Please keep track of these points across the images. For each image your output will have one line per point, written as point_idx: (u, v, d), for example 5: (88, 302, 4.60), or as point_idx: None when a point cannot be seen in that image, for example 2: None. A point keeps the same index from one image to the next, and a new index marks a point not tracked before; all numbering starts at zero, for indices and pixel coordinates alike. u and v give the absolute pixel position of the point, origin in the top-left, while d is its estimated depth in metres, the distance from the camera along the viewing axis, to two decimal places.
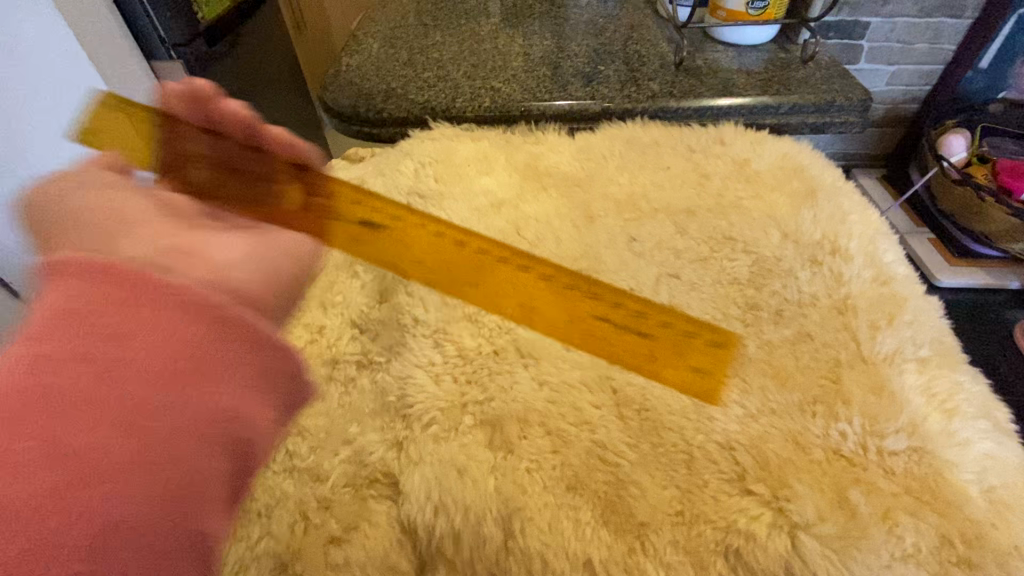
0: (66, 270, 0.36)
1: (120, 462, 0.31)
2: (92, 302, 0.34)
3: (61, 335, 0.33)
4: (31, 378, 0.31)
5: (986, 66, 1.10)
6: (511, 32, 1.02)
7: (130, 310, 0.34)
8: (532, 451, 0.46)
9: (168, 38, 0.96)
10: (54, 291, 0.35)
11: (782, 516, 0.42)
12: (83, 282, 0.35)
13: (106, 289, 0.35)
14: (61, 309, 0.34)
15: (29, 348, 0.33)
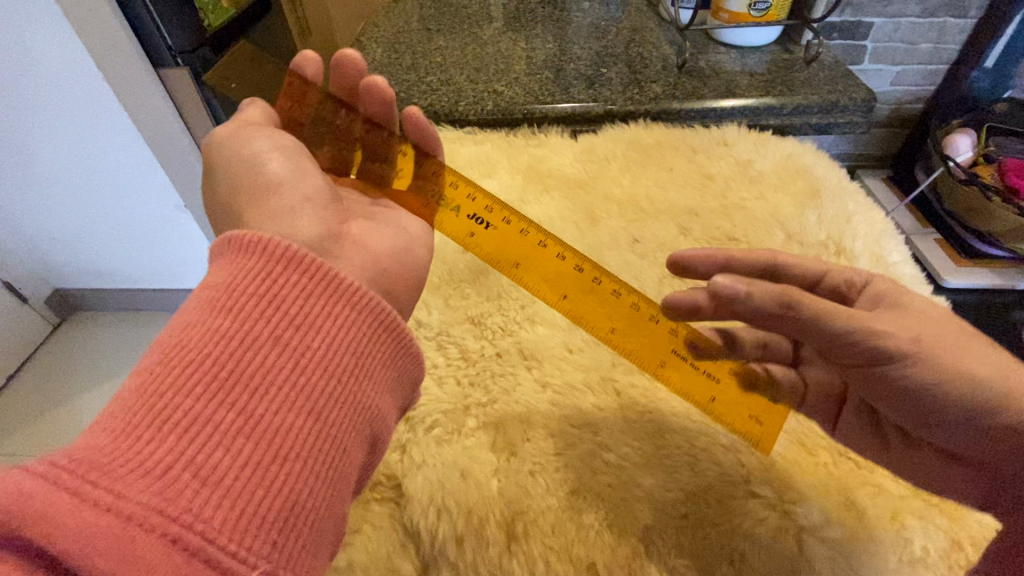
0: (277, 250, 0.37)
1: (288, 437, 0.31)
2: (278, 282, 0.36)
3: (237, 309, 0.34)
4: (212, 350, 0.32)
5: (992, 64, 1.08)
6: (514, 36, 1.03)
7: (323, 302, 0.37)
8: (534, 453, 0.46)
9: (176, 46, 0.95)
10: (230, 268, 0.37)
11: (788, 518, 0.42)
12: (273, 261, 0.37)
13: (309, 276, 0.37)
14: (237, 285, 0.35)
15: (205, 320, 0.33)
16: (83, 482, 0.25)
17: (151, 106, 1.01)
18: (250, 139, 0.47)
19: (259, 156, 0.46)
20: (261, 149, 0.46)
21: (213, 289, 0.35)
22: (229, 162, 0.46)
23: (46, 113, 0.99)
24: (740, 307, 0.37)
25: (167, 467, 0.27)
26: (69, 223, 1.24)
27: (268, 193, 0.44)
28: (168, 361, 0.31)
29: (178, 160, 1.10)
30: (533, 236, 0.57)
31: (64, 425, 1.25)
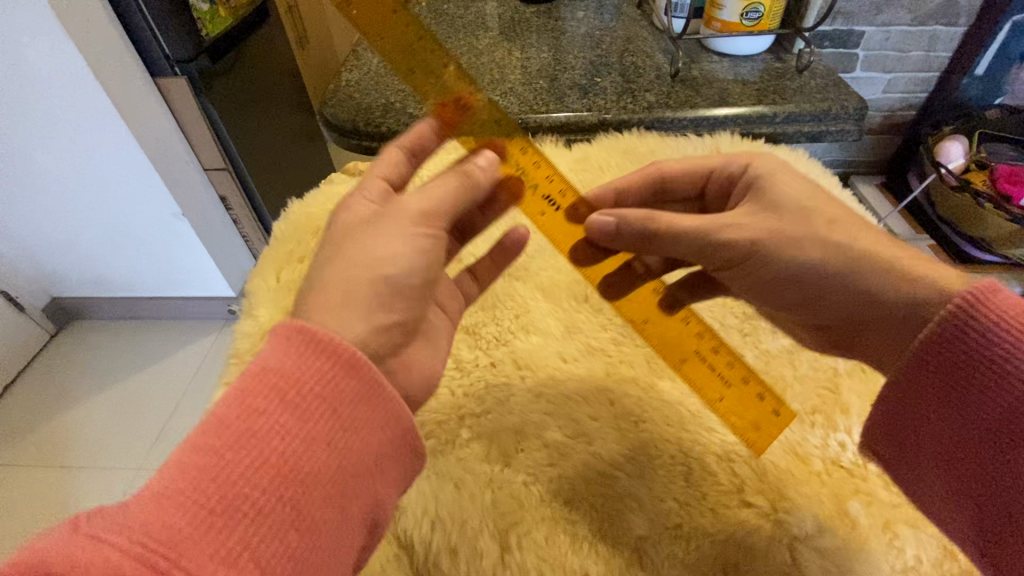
0: (338, 351, 0.38)
1: (323, 538, 0.34)
2: (333, 381, 0.37)
3: (294, 403, 0.36)
4: (274, 443, 0.34)
5: (982, 72, 1.10)
6: (509, 46, 1.04)
7: (367, 406, 0.38)
8: (528, 463, 0.46)
9: (173, 56, 0.97)
10: (282, 351, 0.38)
11: (780, 528, 0.42)
12: (331, 360, 0.38)
13: (358, 382, 0.38)
14: (296, 376, 0.37)
15: (265, 406, 0.35)
16: (176, 567, 0.28)
17: (151, 119, 1.03)
18: (405, 243, 0.45)
19: (406, 272, 0.45)
20: (409, 262, 0.45)
21: (269, 372, 0.36)
22: (374, 257, 0.44)
23: (48, 126, 1.01)
24: (618, 238, 0.48)
25: (234, 555, 0.30)
26: (67, 232, 1.24)
27: (380, 311, 0.44)
28: (237, 448, 0.33)
29: (176, 170, 1.11)
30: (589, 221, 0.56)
31: (62, 436, 1.24)
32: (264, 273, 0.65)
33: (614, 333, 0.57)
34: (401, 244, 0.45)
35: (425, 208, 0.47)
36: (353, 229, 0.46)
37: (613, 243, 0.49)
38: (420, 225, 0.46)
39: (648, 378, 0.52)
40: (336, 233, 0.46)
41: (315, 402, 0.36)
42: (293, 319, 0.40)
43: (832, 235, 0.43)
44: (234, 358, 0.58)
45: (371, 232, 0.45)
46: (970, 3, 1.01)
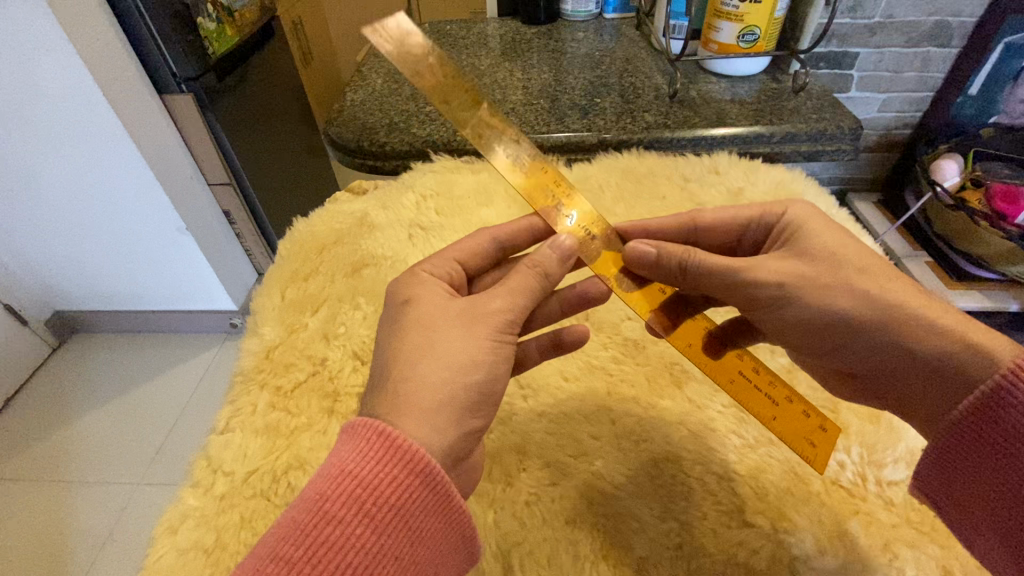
0: (415, 457, 0.34)
1: None
2: (407, 490, 0.33)
3: (369, 514, 0.32)
4: (348, 557, 0.31)
5: (976, 91, 1.11)
6: (510, 66, 1.06)
7: (438, 515, 0.35)
8: (530, 483, 0.47)
9: (181, 73, 1.02)
10: (358, 451, 0.34)
11: (782, 548, 0.42)
12: (407, 467, 0.34)
13: (432, 491, 0.34)
14: (370, 482, 0.33)
15: (342, 515, 0.32)
16: None
17: (156, 134, 1.05)
18: (490, 353, 0.40)
19: (488, 382, 0.40)
20: (494, 372, 0.40)
21: (343, 475, 0.33)
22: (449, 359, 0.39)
23: (56, 143, 1.02)
24: (655, 269, 0.48)
25: None
26: (73, 246, 1.26)
27: (468, 419, 0.38)
28: (315, 558, 0.31)
29: (182, 184, 1.13)
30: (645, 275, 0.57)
31: (62, 450, 1.23)
32: (269, 291, 0.66)
33: (615, 351, 0.57)
34: (485, 350, 0.40)
35: (510, 315, 0.42)
36: (439, 328, 0.41)
37: (651, 274, 0.48)
38: (508, 332, 0.42)
39: (649, 397, 0.53)
40: (415, 329, 0.41)
41: (388, 512, 0.33)
42: (372, 415, 0.37)
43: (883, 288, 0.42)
44: (238, 376, 0.59)
45: (461, 333, 0.40)
46: (963, 25, 1.03)
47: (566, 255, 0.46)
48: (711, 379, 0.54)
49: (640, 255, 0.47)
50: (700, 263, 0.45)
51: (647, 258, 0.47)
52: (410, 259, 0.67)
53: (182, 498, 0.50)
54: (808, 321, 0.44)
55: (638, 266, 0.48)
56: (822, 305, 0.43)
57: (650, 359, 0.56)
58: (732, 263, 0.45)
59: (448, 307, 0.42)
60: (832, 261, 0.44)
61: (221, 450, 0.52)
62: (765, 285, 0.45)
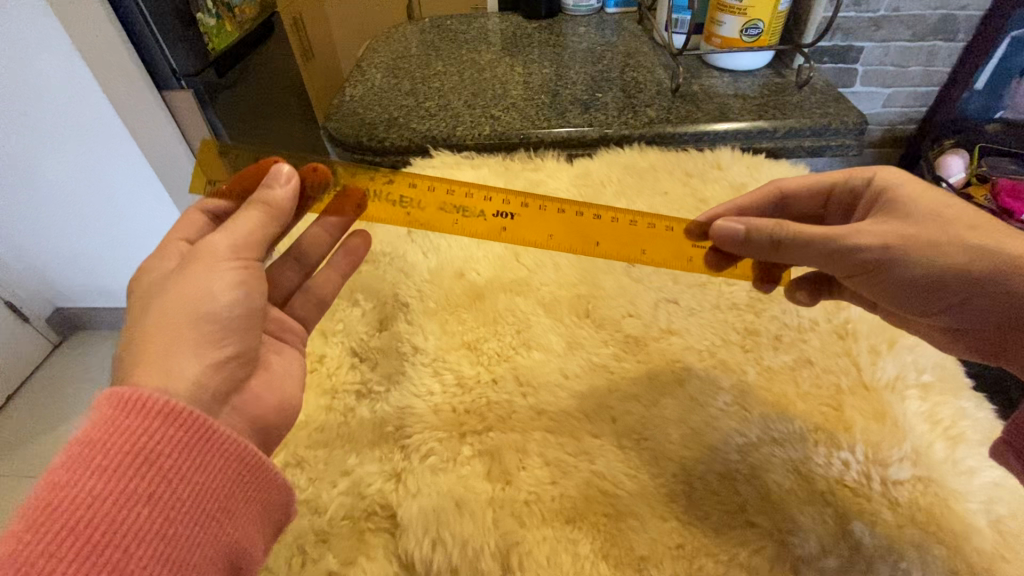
0: (151, 402, 0.36)
1: None
2: (150, 434, 0.35)
3: (107, 468, 0.33)
4: (91, 507, 0.32)
5: (982, 87, 1.11)
6: (511, 60, 1.05)
7: (198, 450, 0.36)
8: (529, 482, 0.46)
9: (181, 69, 0.99)
10: (90, 418, 0.35)
11: (784, 548, 0.42)
12: (146, 414, 0.35)
13: (183, 427, 0.36)
14: (101, 440, 0.34)
15: (74, 479, 0.33)
16: None
17: (157, 132, 1.04)
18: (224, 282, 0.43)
19: (226, 309, 0.43)
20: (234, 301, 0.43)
21: (75, 443, 0.34)
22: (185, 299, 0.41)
23: (56, 139, 1.02)
24: (747, 246, 0.51)
25: None
26: (72, 243, 1.25)
27: (212, 348, 0.42)
28: (51, 520, 0.31)
29: (182, 181, 1.12)
30: (476, 192, 0.63)
31: (63, 447, 1.23)
32: None
33: (616, 349, 0.56)
34: (222, 282, 0.43)
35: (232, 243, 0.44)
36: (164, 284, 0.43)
37: (742, 250, 0.51)
38: (234, 258, 0.44)
39: (651, 396, 0.52)
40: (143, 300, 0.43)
41: (127, 458, 0.34)
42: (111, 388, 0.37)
43: (968, 234, 0.44)
44: None
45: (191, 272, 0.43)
46: (969, 18, 1.02)
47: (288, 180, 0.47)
48: (713, 377, 0.54)
49: (728, 235, 0.51)
50: (793, 236, 0.47)
51: (734, 237, 0.51)
52: (409, 254, 0.66)
53: None
54: (914, 275, 0.46)
55: (727, 243, 0.52)
56: (930, 259, 0.44)
57: (652, 356, 0.56)
58: (830, 231, 0.46)
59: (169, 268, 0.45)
60: (937, 221, 0.45)
61: None
62: (860, 250, 0.46)
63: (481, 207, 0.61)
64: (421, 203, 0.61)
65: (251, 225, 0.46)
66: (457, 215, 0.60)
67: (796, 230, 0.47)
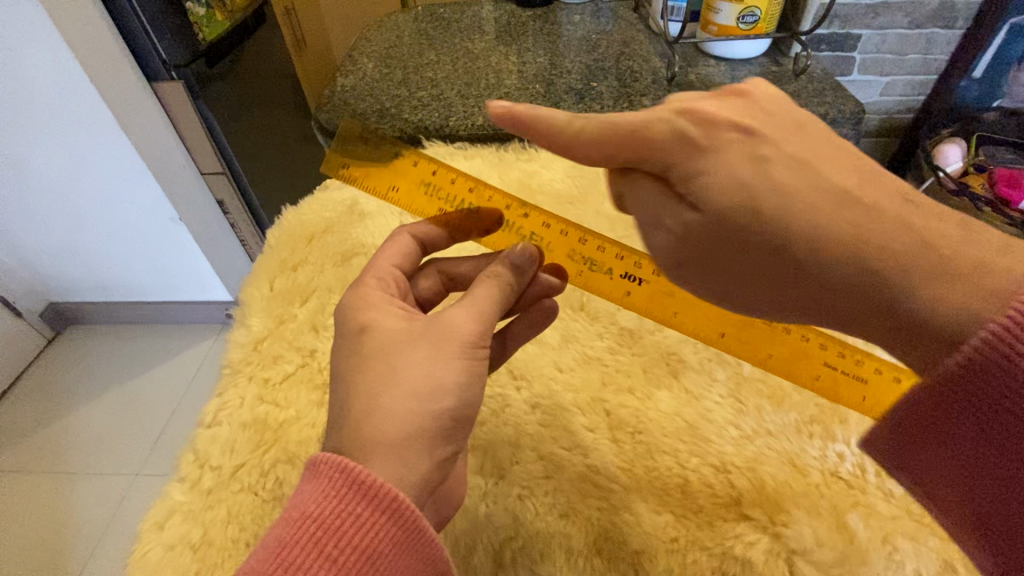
0: (383, 496, 0.33)
1: None
2: (373, 528, 0.33)
3: (326, 558, 0.32)
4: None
5: (980, 75, 1.11)
6: (505, 49, 1.03)
7: (415, 551, 0.34)
8: (523, 476, 0.46)
9: (170, 59, 0.99)
10: (317, 491, 0.33)
11: (779, 542, 0.42)
12: (374, 506, 0.33)
13: (404, 528, 0.33)
14: (333, 523, 0.32)
15: (302, 560, 0.31)
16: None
17: (148, 122, 1.01)
18: (458, 374, 0.38)
19: (463, 405, 0.38)
20: (468, 395, 0.38)
21: (303, 517, 0.33)
22: (427, 385, 0.37)
23: (43, 130, 0.99)
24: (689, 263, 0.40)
25: None
26: (63, 236, 1.23)
27: (440, 448, 0.37)
28: None
29: (174, 173, 1.10)
30: (594, 239, 0.55)
31: (59, 441, 1.23)
32: (257, 282, 0.65)
33: (611, 341, 0.56)
34: (458, 371, 0.38)
35: (481, 328, 0.40)
36: (405, 352, 0.38)
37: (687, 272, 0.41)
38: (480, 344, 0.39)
39: (645, 388, 0.52)
40: (373, 355, 0.38)
41: (350, 540, 0.32)
42: (336, 453, 0.35)
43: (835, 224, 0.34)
44: (226, 368, 0.58)
45: (426, 351, 0.38)
46: (968, 5, 1.01)
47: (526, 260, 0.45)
48: (708, 369, 0.53)
49: (636, 175, 0.38)
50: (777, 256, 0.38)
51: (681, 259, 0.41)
52: None
53: (168, 493, 0.49)
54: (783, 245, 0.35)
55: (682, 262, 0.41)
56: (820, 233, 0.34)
57: (647, 349, 0.55)
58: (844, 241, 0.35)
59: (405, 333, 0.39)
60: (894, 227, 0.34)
61: (209, 443, 0.52)
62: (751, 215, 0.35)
63: (609, 262, 0.54)
64: (550, 247, 0.53)
65: (490, 297, 0.42)
66: (585, 269, 0.53)
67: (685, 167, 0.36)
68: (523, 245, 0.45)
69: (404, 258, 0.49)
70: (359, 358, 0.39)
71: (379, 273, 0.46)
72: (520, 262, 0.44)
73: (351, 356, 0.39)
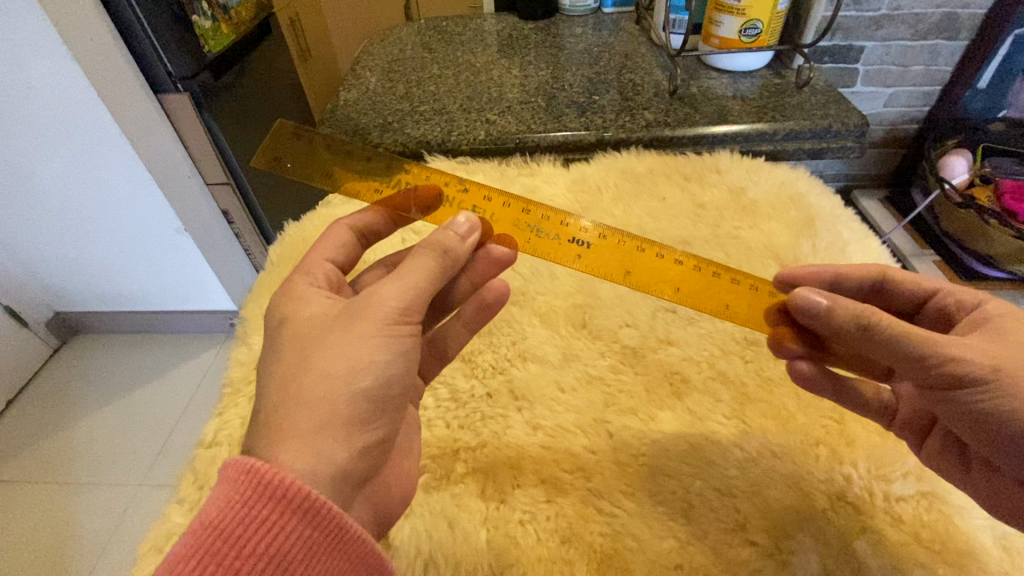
0: (295, 496, 0.32)
1: None
2: (283, 531, 0.31)
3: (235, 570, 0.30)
4: None
5: (984, 86, 1.10)
6: (507, 63, 1.04)
7: (329, 550, 0.33)
8: (524, 501, 0.45)
9: (176, 72, 0.98)
10: (222, 497, 0.32)
11: (785, 569, 0.41)
12: (286, 507, 0.32)
13: (315, 526, 0.32)
14: (237, 530, 0.31)
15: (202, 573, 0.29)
16: None
17: (152, 132, 1.02)
18: (377, 352, 0.38)
19: (383, 383, 0.38)
20: (387, 372, 0.38)
21: (208, 526, 0.31)
22: (344, 367, 0.37)
23: (50, 143, 1.00)
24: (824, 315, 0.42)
25: None
26: (69, 248, 1.24)
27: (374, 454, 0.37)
28: None
29: (178, 184, 1.10)
30: (538, 210, 0.56)
31: (61, 453, 1.23)
32: (258, 299, 0.65)
33: (613, 361, 0.55)
34: (376, 349, 0.38)
35: (404, 304, 0.40)
36: (319, 334, 0.39)
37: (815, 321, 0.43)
38: (400, 322, 0.39)
39: (648, 409, 0.51)
40: (291, 342, 0.39)
41: (258, 546, 0.31)
42: (242, 456, 0.33)
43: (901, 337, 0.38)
44: (226, 388, 0.58)
45: (340, 334, 0.38)
46: (972, 17, 1.01)
47: (466, 233, 0.44)
48: (711, 389, 0.53)
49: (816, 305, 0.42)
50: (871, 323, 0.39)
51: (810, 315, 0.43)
52: None
53: (167, 515, 0.49)
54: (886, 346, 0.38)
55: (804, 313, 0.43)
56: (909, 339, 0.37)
57: (649, 368, 0.55)
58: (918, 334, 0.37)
59: (328, 316, 0.40)
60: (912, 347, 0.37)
61: (209, 465, 0.51)
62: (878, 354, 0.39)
63: (557, 230, 0.54)
64: (494, 218, 0.54)
65: (423, 273, 0.41)
66: (531, 235, 0.53)
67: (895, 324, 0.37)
68: (461, 216, 0.45)
69: (340, 251, 0.52)
70: (281, 346, 0.39)
71: (307, 267, 0.48)
72: (458, 232, 0.43)
73: (274, 341, 0.40)
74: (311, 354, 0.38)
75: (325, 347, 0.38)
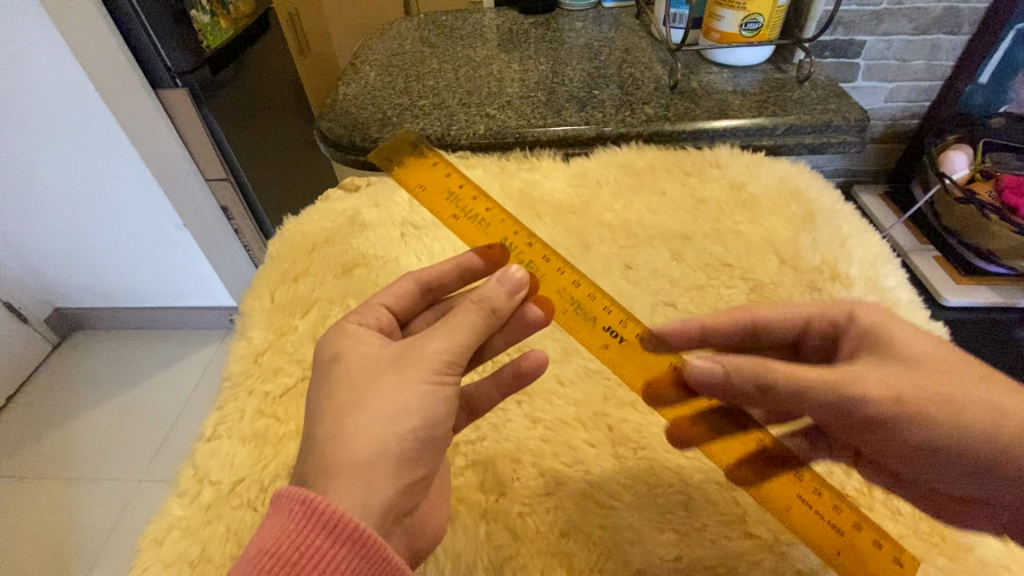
0: (344, 526, 0.32)
1: None
2: (334, 561, 0.32)
3: None
4: None
5: (987, 80, 1.10)
6: (507, 58, 1.03)
7: None
8: (524, 494, 0.45)
9: (175, 67, 0.98)
10: (277, 525, 0.32)
11: (784, 561, 0.41)
12: (337, 537, 0.32)
13: (364, 558, 0.32)
14: (291, 556, 0.31)
15: None
16: None
17: (151, 128, 1.02)
18: (424, 399, 0.38)
19: (428, 427, 0.38)
20: (433, 417, 0.38)
21: (265, 553, 0.32)
22: (392, 411, 0.37)
23: (48, 138, 1.00)
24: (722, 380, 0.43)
25: None
26: (67, 243, 1.24)
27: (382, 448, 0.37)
28: None
29: (176, 180, 1.10)
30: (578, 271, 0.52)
31: (61, 448, 1.23)
32: (257, 294, 0.65)
33: None
34: (424, 395, 0.38)
35: (449, 355, 0.40)
36: (367, 375, 0.39)
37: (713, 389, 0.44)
38: (445, 372, 0.39)
39: (648, 402, 0.51)
40: (341, 382, 0.39)
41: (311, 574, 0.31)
42: (297, 485, 0.34)
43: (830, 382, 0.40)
44: (226, 382, 0.58)
45: (392, 377, 0.38)
46: (972, 12, 1.01)
47: (513, 286, 0.42)
48: None
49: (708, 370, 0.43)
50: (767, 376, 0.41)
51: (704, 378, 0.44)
52: (402, 259, 0.67)
53: (167, 508, 0.49)
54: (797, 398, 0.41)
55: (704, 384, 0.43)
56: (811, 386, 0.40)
57: None
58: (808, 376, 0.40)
59: (380, 356, 0.40)
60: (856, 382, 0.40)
61: (208, 458, 0.51)
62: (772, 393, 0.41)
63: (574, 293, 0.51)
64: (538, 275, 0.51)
65: (469, 329, 0.41)
66: (571, 309, 0.50)
67: (779, 370, 0.40)
68: (515, 268, 0.43)
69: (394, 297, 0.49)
70: (331, 377, 0.40)
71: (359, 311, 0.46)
72: (504, 284, 0.42)
73: (324, 374, 0.40)
74: (359, 392, 0.38)
75: (371, 386, 0.38)
